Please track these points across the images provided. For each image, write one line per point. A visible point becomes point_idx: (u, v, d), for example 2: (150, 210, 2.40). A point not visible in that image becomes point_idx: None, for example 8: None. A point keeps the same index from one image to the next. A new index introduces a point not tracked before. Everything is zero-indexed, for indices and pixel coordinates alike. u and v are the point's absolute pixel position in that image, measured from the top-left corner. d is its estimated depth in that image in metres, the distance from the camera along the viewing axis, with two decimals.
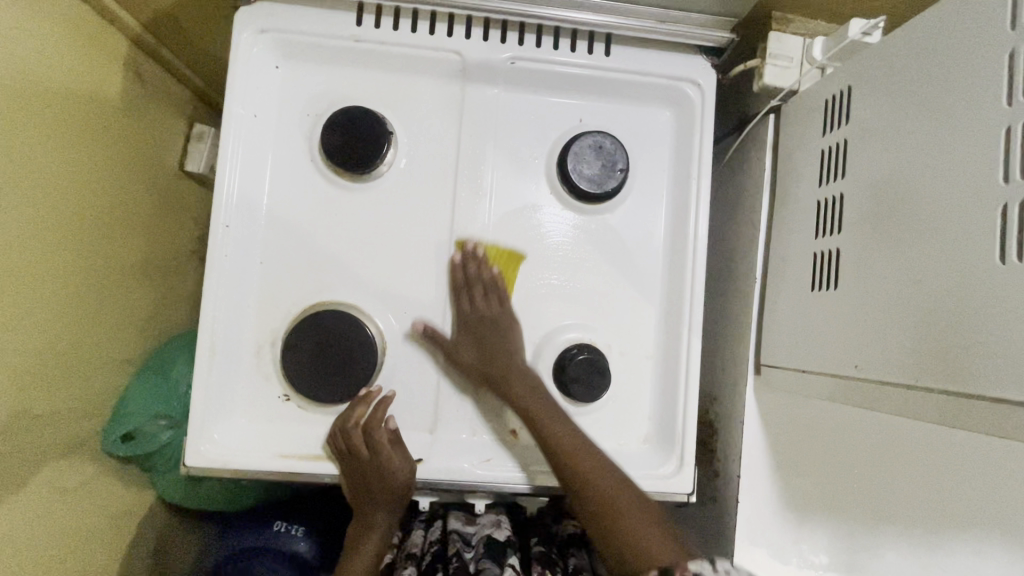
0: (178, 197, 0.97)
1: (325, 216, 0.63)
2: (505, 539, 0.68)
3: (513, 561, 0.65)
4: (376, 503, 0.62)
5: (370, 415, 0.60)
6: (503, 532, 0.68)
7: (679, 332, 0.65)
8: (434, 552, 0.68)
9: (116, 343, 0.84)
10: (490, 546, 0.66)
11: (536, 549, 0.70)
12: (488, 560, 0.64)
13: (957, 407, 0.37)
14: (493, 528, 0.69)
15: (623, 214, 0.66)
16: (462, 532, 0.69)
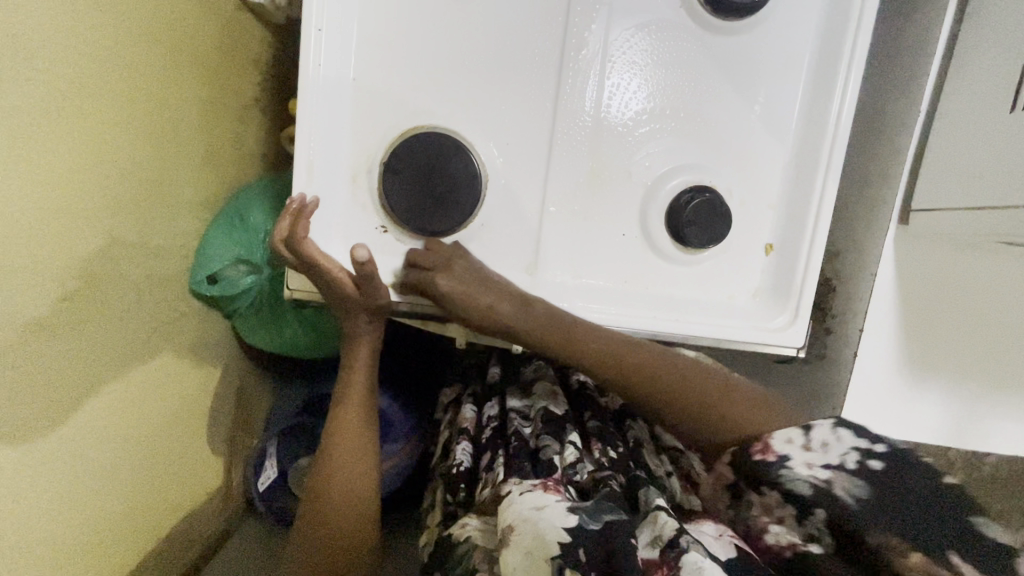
0: (238, 32, 0.89)
1: (425, 26, 0.56)
2: (562, 414, 0.69)
3: (573, 438, 0.64)
4: (352, 316, 0.62)
5: (293, 231, 0.56)
6: (560, 406, 0.69)
7: (813, 177, 0.58)
8: (492, 431, 0.70)
9: (191, 183, 0.82)
10: (549, 422, 0.67)
11: (593, 424, 0.69)
12: (548, 436, 0.64)
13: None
14: (550, 402, 0.70)
15: (764, 35, 0.57)
16: (520, 411, 0.71)
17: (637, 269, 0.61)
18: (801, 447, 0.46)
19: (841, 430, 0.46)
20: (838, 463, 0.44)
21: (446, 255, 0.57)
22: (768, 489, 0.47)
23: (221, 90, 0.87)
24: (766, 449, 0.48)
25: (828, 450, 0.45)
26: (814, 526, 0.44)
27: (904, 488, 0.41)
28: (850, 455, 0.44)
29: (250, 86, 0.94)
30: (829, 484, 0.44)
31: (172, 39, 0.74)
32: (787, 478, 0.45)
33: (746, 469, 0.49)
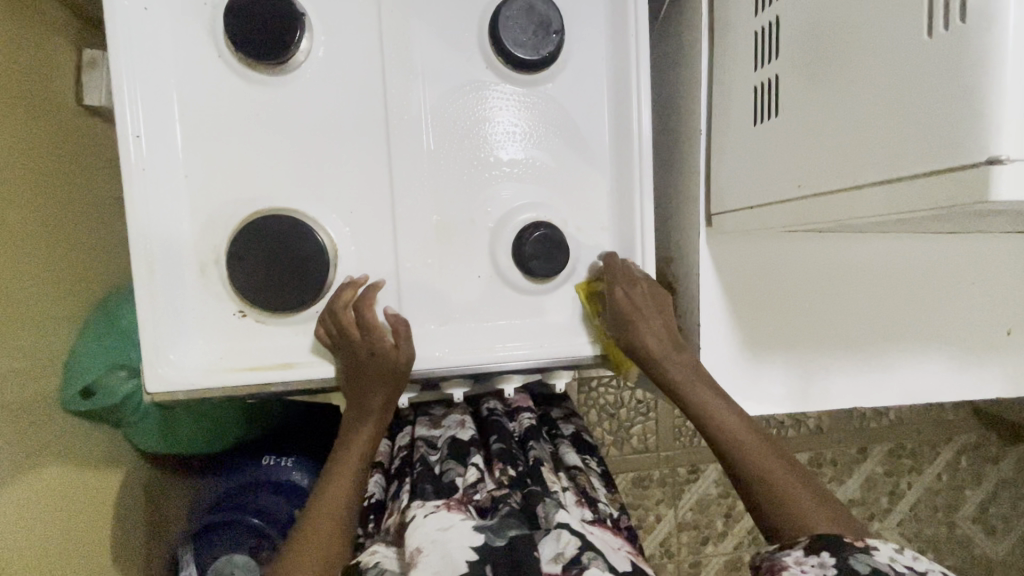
0: (84, 137, 0.88)
1: (247, 117, 0.59)
2: (468, 439, 0.69)
3: (475, 460, 0.65)
4: (367, 388, 0.60)
5: (359, 296, 0.60)
6: (466, 432, 0.70)
7: (632, 197, 0.65)
8: (401, 458, 0.71)
9: (50, 297, 0.79)
10: (454, 448, 0.67)
11: (497, 445, 0.68)
12: (452, 460, 0.65)
13: (913, 190, 0.36)
14: (457, 429, 0.70)
15: (564, 82, 0.64)
16: (428, 439, 0.70)
17: (497, 305, 0.65)
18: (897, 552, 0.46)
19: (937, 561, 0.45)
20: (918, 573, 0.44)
21: (338, 322, 0.59)
22: (827, 557, 0.47)
23: (69, 197, 0.84)
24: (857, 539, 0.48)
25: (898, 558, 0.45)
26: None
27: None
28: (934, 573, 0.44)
29: (105, 187, 0.92)
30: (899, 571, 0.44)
31: (7, 158, 0.72)
32: (861, 561, 0.45)
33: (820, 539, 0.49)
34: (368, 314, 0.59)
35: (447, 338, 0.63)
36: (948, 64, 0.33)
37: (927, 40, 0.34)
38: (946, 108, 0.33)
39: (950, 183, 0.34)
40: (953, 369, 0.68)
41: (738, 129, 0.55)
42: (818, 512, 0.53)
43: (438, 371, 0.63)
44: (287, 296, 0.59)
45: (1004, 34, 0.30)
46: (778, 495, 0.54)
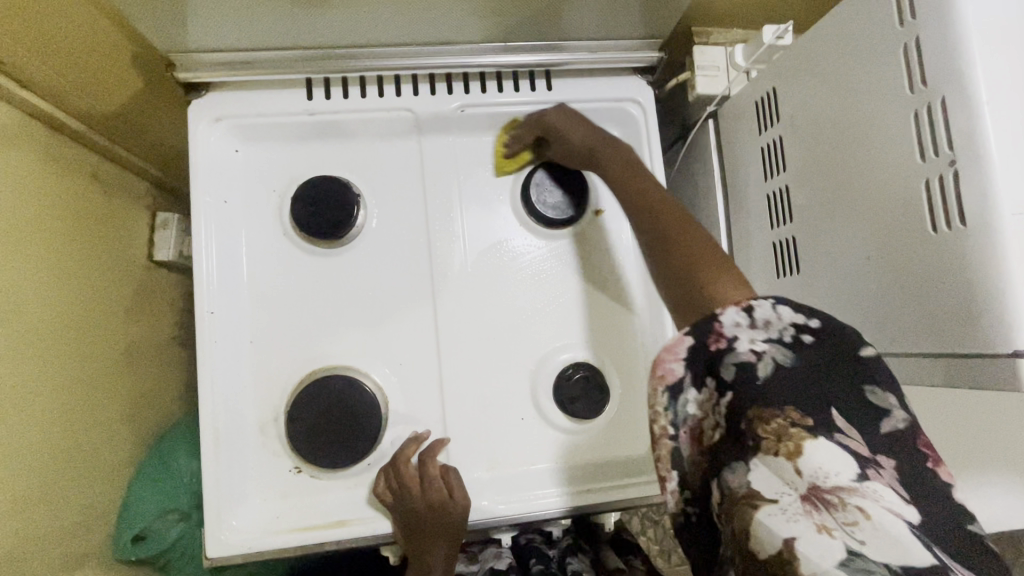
0: (151, 288, 0.95)
1: (307, 285, 0.65)
2: (506, 567, 0.67)
3: None
4: (426, 547, 0.60)
5: (423, 449, 0.62)
6: (503, 561, 0.68)
7: (665, 334, 0.68)
8: None
9: (110, 448, 0.81)
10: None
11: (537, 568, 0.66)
12: None
13: (945, 367, 0.38)
14: (494, 560, 0.68)
15: (591, 233, 0.70)
16: (466, 574, 0.67)
17: (539, 447, 0.66)
18: (746, 327, 0.42)
19: (780, 306, 0.43)
20: (778, 339, 0.41)
21: (410, 475, 0.60)
22: (709, 382, 0.43)
23: (134, 345, 0.90)
24: (716, 334, 0.43)
25: (770, 326, 0.42)
26: (721, 412, 0.41)
27: (839, 358, 0.40)
28: (788, 328, 0.41)
29: (164, 330, 0.98)
30: (762, 355, 0.41)
31: (84, 320, 0.78)
32: (727, 362, 0.42)
33: (690, 362, 0.43)
34: (433, 467, 0.61)
35: (496, 485, 0.64)
36: (960, 259, 0.36)
37: (933, 235, 0.38)
38: (962, 299, 0.36)
39: (983, 367, 0.35)
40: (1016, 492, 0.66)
41: (763, 277, 0.58)
42: (737, 288, 0.46)
43: (488, 521, 0.62)
44: (340, 453, 0.61)
45: (1006, 241, 0.34)
46: (689, 296, 0.47)
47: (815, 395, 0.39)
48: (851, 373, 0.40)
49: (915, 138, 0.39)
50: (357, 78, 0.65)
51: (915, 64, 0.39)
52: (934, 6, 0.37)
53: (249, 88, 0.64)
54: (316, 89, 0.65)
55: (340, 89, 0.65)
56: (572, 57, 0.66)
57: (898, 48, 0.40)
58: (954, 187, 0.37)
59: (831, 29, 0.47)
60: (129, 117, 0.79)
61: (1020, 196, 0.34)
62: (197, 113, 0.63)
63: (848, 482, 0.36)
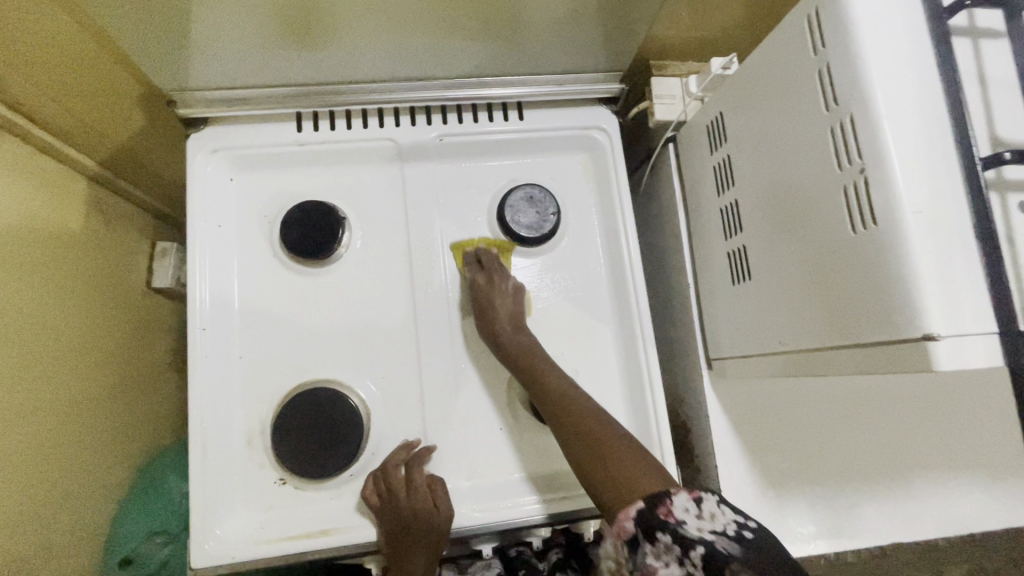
0: (148, 314, 0.99)
1: (294, 303, 0.69)
2: None
3: None
4: (407, 551, 0.61)
5: (412, 456, 0.64)
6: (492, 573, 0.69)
7: (636, 345, 0.71)
8: None
9: (101, 469, 0.83)
10: None
11: None
12: None
13: (871, 354, 0.41)
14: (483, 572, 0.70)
15: (564, 251, 0.74)
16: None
17: (517, 456, 0.68)
18: (693, 515, 0.46)
19: (724, 504, 0.47)
20: (723, 533, 0.45)
21: (398, 481, 0.62)
22: (662, 537, 0.46)
23: (130, 369, 0.93)
24: (668, 509, 0.47)
25: (713, 519, 0.46)
26: (693, 565, 0.44)
27: (769, 552, 0.43)
28: (730, 523, 0.46)
29: (158, 354, 1.01)
30: (713, 537, 0.45)
31: (80, 342, 0.81)
32: (683, 530, 0.46)
33: (638, 521, 0.48)
34: (421, 474, 0.63)
35: (475, 494, 0.66)
36: (875, 255, 0.40)
37: (854, 235, 0.42)
38: (879, 292, 0.40)
39: (900, 354, 0.39)
40: (972, 487, 0.69)
41: (722, 286, 0.62)
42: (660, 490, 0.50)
43: (467, 528, 0.65)
44: (324, 464, 0.63)
45: (909, 235, 0.38)
46: (617, 487, 0.52)
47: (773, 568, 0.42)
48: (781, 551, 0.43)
49: (833, 150, 0.44)
50: (344, 112, 0.71)
51: (830, 85, 0.44)
52: (840, 37, 0.42)
53: (244, 122, 0.70)
54: (305, 122, 0.71)
55: (328, 122, 0.71)
56: (542, 89, 0.72)
57: (815, 72, 0.45)
58: (866, 191, 0.41)
59: (763, 58, 0.52)
60: (133, 152, 0.84)
61: (919, 195, 0.38)
62: (195, 145, 0.69)
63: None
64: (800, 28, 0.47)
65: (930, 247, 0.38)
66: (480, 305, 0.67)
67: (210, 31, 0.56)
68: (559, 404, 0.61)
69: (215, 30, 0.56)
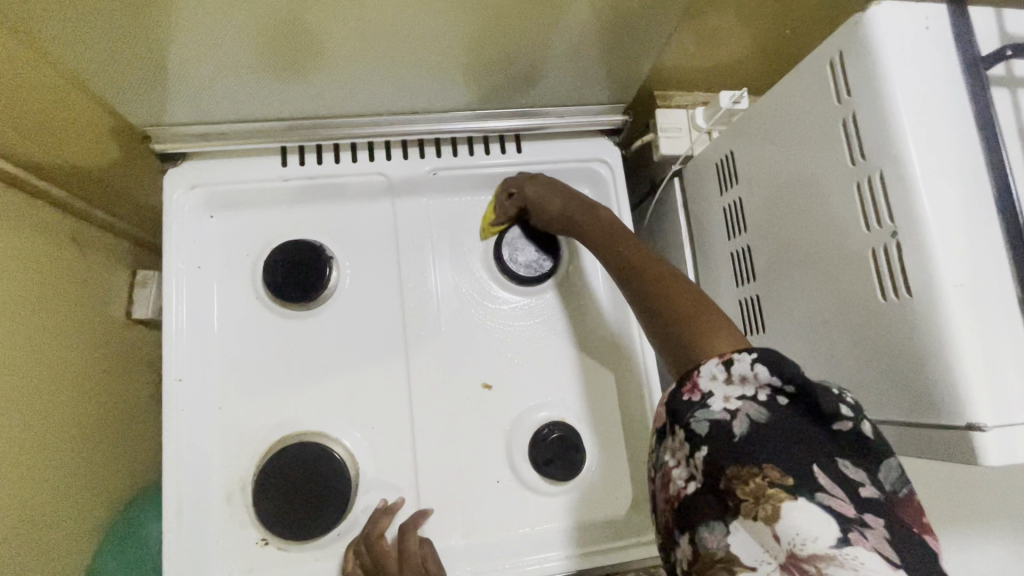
0: (127, 347, 0.94)
1: (278, 348, 0.65)
2: None
3: None
4: None
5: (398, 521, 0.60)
6: None
7: (641, 390, 0.68)
8: None
9: (80, 514, 0.78)
10: None
11: None
12: None
13: (904, 435, 0.38)
14: None
15: (564, 289, 0.70)
16: None
17: (515, 512, 0.64)
18: (723, 382, 0.39)
19: (761, 364, 0.38)
20: (752, 398, 0.37)
21: (387, 551, 0.58)
22: (676, 433, 0.40)
23: (109, 405, 0.88)
24: (692, 384, 0.40)
25: (745, 384, 0.38)
26: (694, 465, 0.38)
27: (804, 435, 0.36)
28: (764, 390, 0.37)
29: (138, 388, 0.96)
30: (734, 417, 0.37)
31: (54, 383, 0.76)
32: (699, 418, 0.38)
33: (666, 403, 0.41)
34: (411, 540, 0.58)
35: (473, 553, 0.62)
36: (910, 328, 0.37)
37: (884, 303, 0.39)
38: (916, 369, 0.36)
39: (941, 439, 0.35)
40: None
41: None
42: (732, 345, 0.42)
43: None
44: (309, 525, 0.59)
45: (950, 312, 0.35)
46: (684, 340, 0.43)
47: (801, 455, 0.36)
48: (821, 454, 0.36)
49: (860, 209, 0.40)
50: (332, 145, 0.67)
51: (857, 138, 0.41)
52: (868, 88, 0.39)
53: (226, 157, 0.66)
54: (291, 156, 0.67)
55: (315, 155, 0.67)
56: (541, 121, 0.69)
57: (839, 121, 0.42)
58: (900, 257, 0.37)
59: (779, 101, 0.49)
60: (109, 182, 0.80)
61: (960, 268, 0.35)
62: (173, 181, 0.65)
63: (830, 548, 0.33)
64: (822, 73, 0.43)
65: (974, 325, 0.34)
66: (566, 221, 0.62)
67: (185, 66, 0.52)
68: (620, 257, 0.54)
69: (191, 66, 0.52)
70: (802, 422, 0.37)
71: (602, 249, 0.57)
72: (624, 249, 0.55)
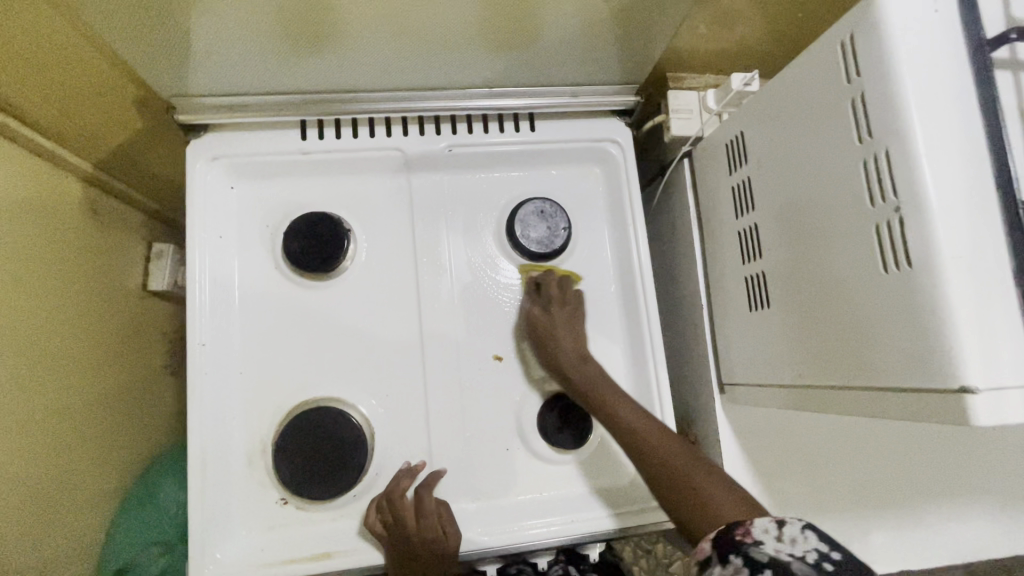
0: (144, 318, 0.96)
1: (296, 317, 0.67)
2: None
3: None
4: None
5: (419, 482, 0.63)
6: None
7: (647, 365, 0.70)
8: None
9: (99, 476, 0.81)
10: None
11: None
12: None
13: (901, 401, 0.40)
14: None
15: (574, 266, 0.72)
16: None
17: (523, 478, 0.67)
18: (774, 538, 0.43)
19: (810, 528, 0.42)
20: (803, 558, 0.41)
21: (406, 509, 0.61)
22: (733, 560, 0.43)
23: (126, 373, 0.90)
24: (745, 530, 0.44)
25: (796, 543, 0.42)
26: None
27: None
28: (812, 552, 0.41)
29: (154, 358, 0.99)
30: (784, 562, 0.41)
31: (73, 348, 0.78)
32: (755, 551, 0.42)
33: (714, 538, 0.45)
34: (431, 501, 0.61)
35: (482, 517, 0.65)
36: (908, 298, 0.39)
37: (884, 274, 0.41)
38: (912, 337, 0.39)
39: (932, 403, 0.38)
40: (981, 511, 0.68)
41: (738, 310, 0.61)
42: (732, 509, 0.50)
43: (473, 551, 0.63)
44: (327, 486, 0.62)
45: (947, 282, 0.37)
46: (694, 507, 0.52)
47: None
48: None
49: (864, 184, 0.42)
50: (350, 120, 0.69)
51: (863, 115, 0.42)
52: (875, 67, 0.41)
53: (246, 130, 0.67)
54: (309, 130, 0.68)
55: (333, 130, 0.69)
56: (555, 100, 0.70)
57: (848, 99, 0.44)
58: (901, 230, 0.39)
59: (790, 81, 0.50)
60: (129, 154, 0.81)
61: (957, 240, 0.37)
62: (195, 152, 0.66)
63: None
64: (834, 53, 0.45)
65: (968, 294, 0.36)
66: (540, 333, 0.66)
67: (211, 38, 0.53)
68: (630, 433, 0.60)
69: (216, 37, 0.53)
70: None
71: (595, 400, 0.63)
72: (637, 430, 0.60)
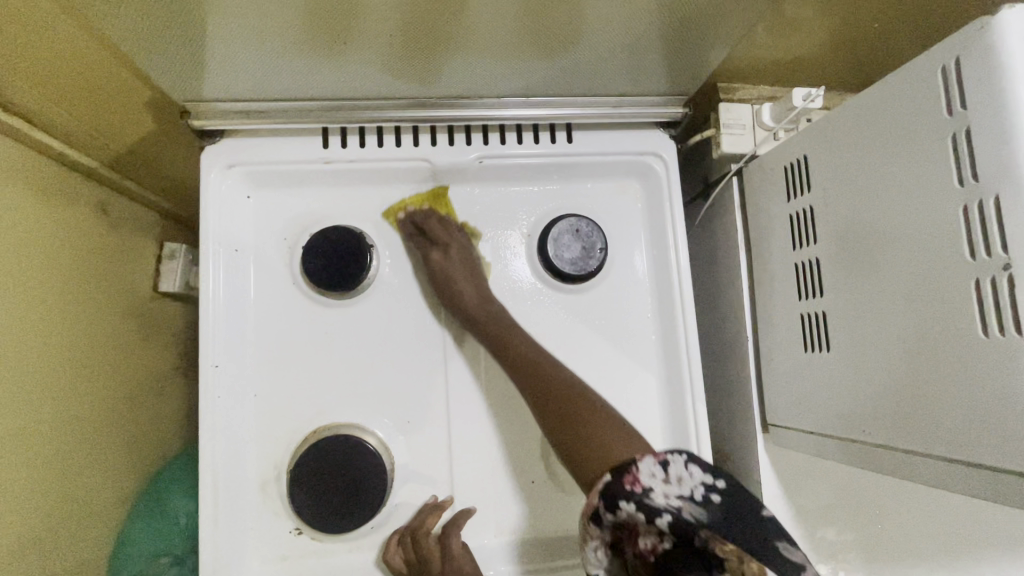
0: (154, 321, 0.93)
1: (314, 337, 0.63)
2: None
3: None
4: None
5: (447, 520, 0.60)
6: None
7: (683, 397, 0.66)
8: None
9: (108, 485, 0.79)
10: None
11: None
12: None
13: (999, 480, 0.36)
14: None
15: (608, 288, 0.68)
16: None
17: (549, 513, 0.63)
18: (661, 481, 0.47)
19: (692, 463, 0.48)
20: (689, 495, 0.47)
21: (433, 549, 0.58)
22: (626, 508, 0.47)
23: (136, 378, 0.88)
24: (634, 477, 0.48)
25: (682, 482, 0.47)
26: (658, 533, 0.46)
27: (742, 505, 0.47)
28: (697, 486, 0.47)
29: (164, 361, 0.96)
30: (679, 506, 0.46)
31: (83, 354, 0.76)
32: (649, 500, 0.46)
33: (603, 492, 0.48)
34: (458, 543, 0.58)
35: (505, 553, 0.62)
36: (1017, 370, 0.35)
37: (984, 339, 0.37)
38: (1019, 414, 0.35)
39: None
40: None
41: (789, 349, 0.56)
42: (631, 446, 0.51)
43: None
44: (343, 519, 0.59)
45: None
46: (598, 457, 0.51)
47: (747, 525, 0.45)
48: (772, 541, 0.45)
49: (964, 235, 0.38)
50: (375, 127, 0.64)
51: (966, 157, 0.37)
52: (988, 103, 0.36)
53: (265, 137, 0.63)
54: (332, 137, 0.64)
55: (357, 137, 0.64)
56: (595, 110, 0.65)
57: (947, 136, 0.39)
58: (1010, 294, 0.35)
59: (870, 107, 0.45)
60: (142, 154, 0.77)
61: None
62: (210, 158, 0.62)
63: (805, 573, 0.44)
64: (930, 81, 0.40)
65: None
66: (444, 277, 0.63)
67: (230, 41, 0.49)
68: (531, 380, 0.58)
69: (237, 41, 0.49)
70: (745, 504, 0.47)
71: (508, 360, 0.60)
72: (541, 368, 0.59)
